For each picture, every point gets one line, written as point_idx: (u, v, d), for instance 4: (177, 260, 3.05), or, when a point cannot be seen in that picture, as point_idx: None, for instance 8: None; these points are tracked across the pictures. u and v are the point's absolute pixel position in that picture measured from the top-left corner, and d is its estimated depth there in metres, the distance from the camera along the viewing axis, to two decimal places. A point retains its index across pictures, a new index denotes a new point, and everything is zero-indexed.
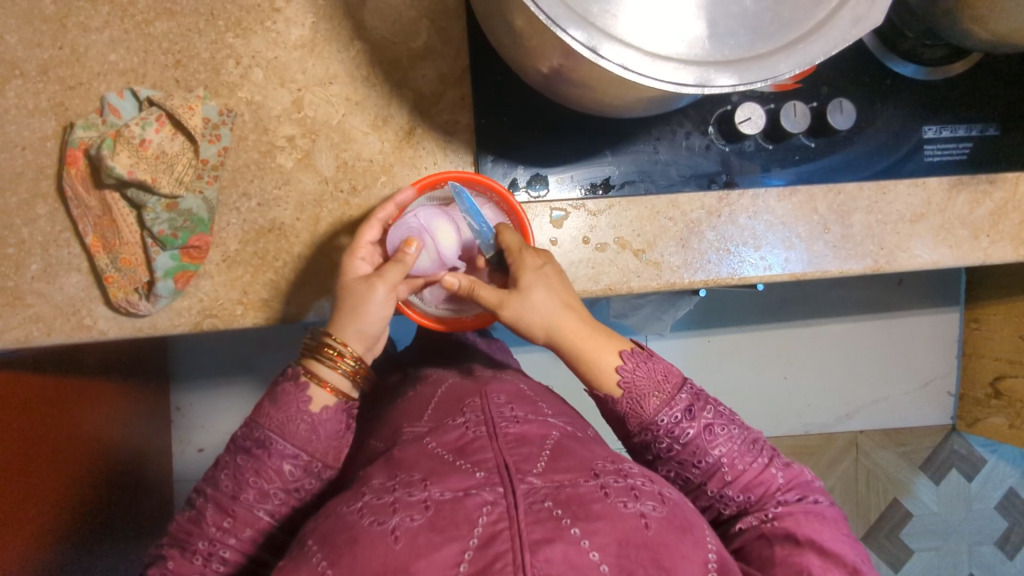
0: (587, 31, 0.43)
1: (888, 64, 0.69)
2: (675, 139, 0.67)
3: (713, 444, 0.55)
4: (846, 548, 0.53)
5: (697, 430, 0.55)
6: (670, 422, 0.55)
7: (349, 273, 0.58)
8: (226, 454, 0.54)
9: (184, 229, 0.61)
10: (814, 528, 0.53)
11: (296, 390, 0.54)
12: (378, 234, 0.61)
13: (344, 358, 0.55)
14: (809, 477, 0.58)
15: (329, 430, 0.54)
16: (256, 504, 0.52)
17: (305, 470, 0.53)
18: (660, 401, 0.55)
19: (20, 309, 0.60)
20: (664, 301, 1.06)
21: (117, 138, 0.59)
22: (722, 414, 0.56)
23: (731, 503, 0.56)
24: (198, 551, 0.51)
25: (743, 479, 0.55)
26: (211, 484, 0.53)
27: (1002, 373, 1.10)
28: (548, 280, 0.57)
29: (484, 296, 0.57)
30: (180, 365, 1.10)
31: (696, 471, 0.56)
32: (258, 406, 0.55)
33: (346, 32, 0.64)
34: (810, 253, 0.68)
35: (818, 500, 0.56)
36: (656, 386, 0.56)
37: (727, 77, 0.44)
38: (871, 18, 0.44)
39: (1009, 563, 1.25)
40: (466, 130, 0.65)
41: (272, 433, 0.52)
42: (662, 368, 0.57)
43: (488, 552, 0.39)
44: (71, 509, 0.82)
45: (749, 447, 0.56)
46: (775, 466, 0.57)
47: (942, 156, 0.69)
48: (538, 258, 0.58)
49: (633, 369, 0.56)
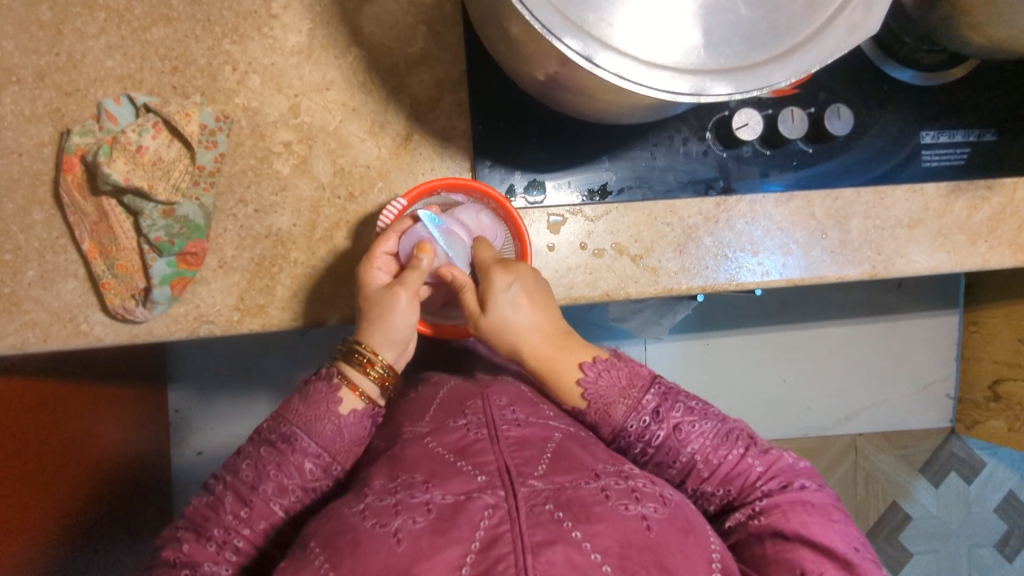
0: (582, 40, 0.43)
1: (885, 69, 0.69)
2: (673, 145, 0.67)
3: (685, 443, 0.55)
4: (834, 538, 0.52)
5: (666, 431, 0.55)
6: (639, 426, 0.55)
7: (368, 285, 0.59)
8: (250, 444, 0.55)
9: (180, 236, 0.61)
10: (801, 520, 0.52)
11: (327, 391, 0.55)
12: (394, 243, 0.60)
13: (374, 365, 0.57)
14: (791, 460, 0.57)
15: (353, 435, 0.55)
16: (274, 497, 0.52)
17: (325, 471, 0.54)
18: (626, 406, 0.56)
19: (17, 315, 0.60)
20: (662, 306, 1.07)
21: (114, 145, 0.59)
22: (692, 410, 0.56)
23: (714, 498, 0.56)
24: (212, 537, 0.51)
25: (721, 473, 0.55)
26: (231, 472, 0.54)
27: (1001, 376, 1.10)
28: (515, 302, 0.57)
29: (467, 301, 0.59)
30: (180, 368, 1.11)
31: (674, 471, 0.56)
32: (287, 402, 0.56)
33: (343, 37, 0.64)
34: (807, 259, 0.68)
35: (804, 486, 0.56)
36: (621, 393, 0.56)
37: (723, 86, 0.44)
38: (868, 26, 0.44)
39: (1008, 566, 1.24)
40: (462, 136, 0.65)
41: (299, 429, 0.54)
42: (626, 373, 0.57)
43: (490, 555, 0.39)
44: (68, 512, 0.81)
45: (723, 439, 0.56)
46: (752, 455, 0.56)
47: (940, 162, 0.69)
48: (506, 277, 0.57)
49: (594, 379, 0.57)
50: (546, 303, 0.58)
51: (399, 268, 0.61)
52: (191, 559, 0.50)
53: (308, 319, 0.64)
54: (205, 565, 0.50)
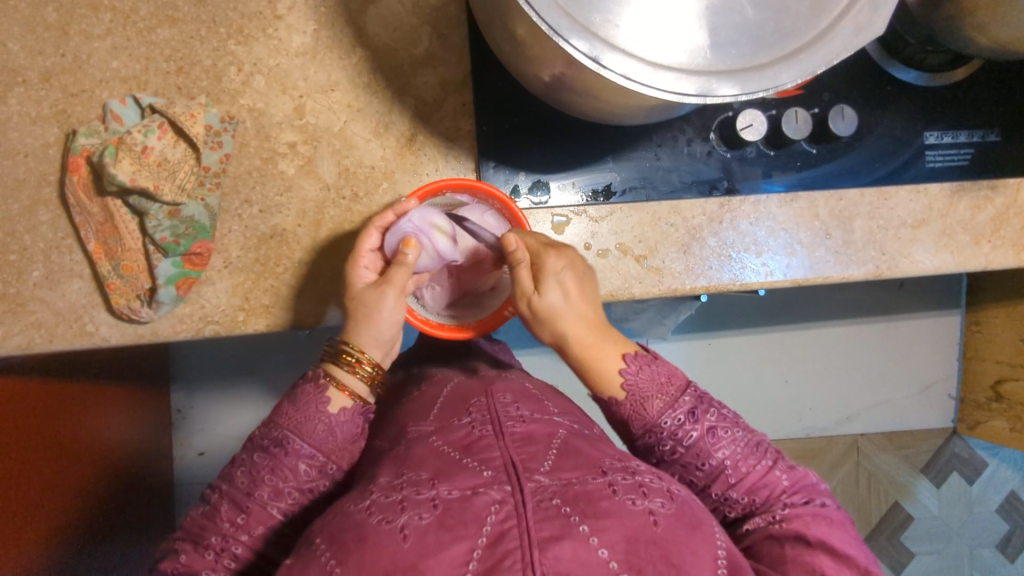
0: (589, 41, 0.43)
1: (890, 69, 0.69)
2: (677, 146, 0.67)
3: (717, 447, 0.55)
4: (855, 550, 0.53)
5: (700, 432, 0.55)
6: (673, 424, 0.55)
7: (355, 284, 0.59)
8: (243, 452, 0.55)
9: (186, 236, 0.61)
10: (823, 530, 0.53)
11: (315, 392, 0.55)
12: (375, 239, 0.60)
13: (361, 364, 0.57)
14: (814, 479, 0.57)
15: (346, 433, 0.55)
16: (270, 501, 0.52)
17: (321, 471, 0.54)
18: (663, 403, 0.55)
19: (22, 316, 0.60)
20: (665, 307, 1.07)
21: (119, 146, 0.59)
22: (726, 417, 0.56)
23: (736, 506, 0.55)
24: (210, 546, 0.51)
25: (747, 481, 0.55)
26: (226, 481, 0.54)
27: (1002, 376, 1.10)
28: (566, 287, 0.58)
29: (523, 277, 0.58)
30: (182, 369, 1.11)
31: (700, 474, 0.55)
32: (277, 407, 0.56)
33: (348, 38, 0.64)
34: (811, 259, 0.68)
35: (825, 504, 0.56)
36: (659, 389, 0.56)
37: (729, 87, 0.44)
38: (874, 27, 0.44)
39: (1010, 566, 1.25)
40: (467, 137, 0.65)
41: (290, 432, 0.54)
42: (666, 371, 0.57)
43: (496, 550, 0.39)
44: (73, 511, 0.81)
45: (752, 449, 0.56)
46: (780, 469, 0.56)
47: (944, 162, 0.69)
48: (559, 262, 0.58)
49: (636, 372, 0.57)
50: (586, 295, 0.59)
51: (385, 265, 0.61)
52: (190, 570, 0.50)
53: (313, 319, 0.64)
54: None
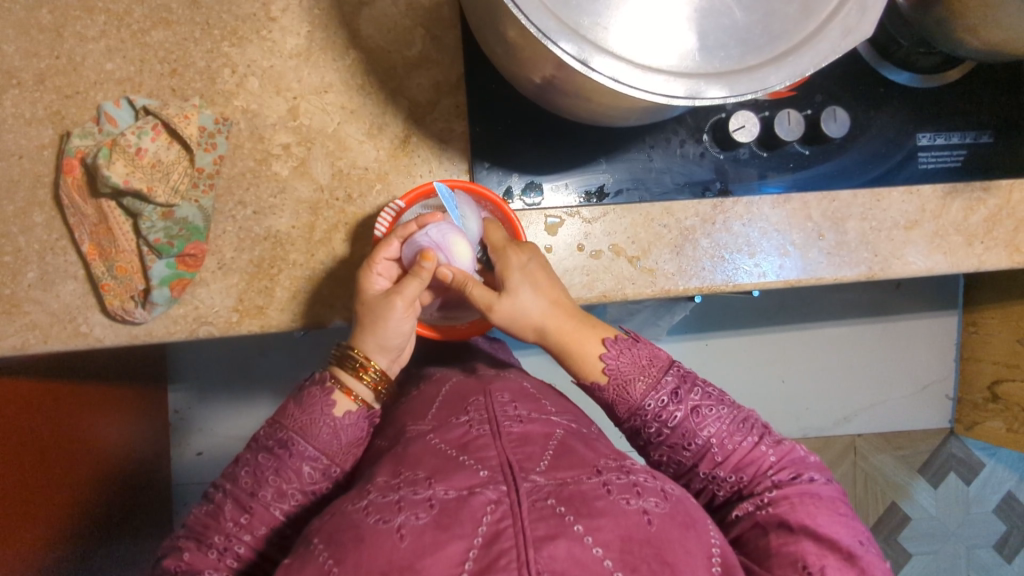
0: (577, 43, 0.44)
1: (882, 71, 0.69)
2: (670, 147, 0.68)
3: (702, 426, 0.56)
4: (840, 530, 0.52)
5: (684, 413, 0.56)
6: (657, 406, 0.56)
7: (367, 290, 0.59)
8: (248, 451, 0.55)
9: (180, 237, 0.61)
10: (807, 511, 0.53)
11: (322, 394, 0.56)
12: (395, 249, 0.59)
13: (367, 370, 0.58)
14: (803, 453, 0.58)
15: (350, 437, 0.56)
16: (274, 502, 0.53)
17: (324, 474, 0.54)
18: (646, 385, 0.57)
19: (17, 317, 0.61)
20: (660, 307, 1.08)
21: (113, 148, 0.59)
22: (711, 395, 0.57)
23: (724, 484, 0.56)
24: (214, 545, 0.51)
25: (734, 459, 0.56)
26: (231, 480, 0.54)
27: (999, 377, 1.10)
28: (533, 278, 0.59)
29: (476, 296, 0.58)
30: (179, 369, 1.11)
31: (688, 454, 0.56)
32: (283, 408, 0.57)
33: (341, 41, 0.64)
34: (804, 260, 0.68)
35: (813, 479, 0.56)
36: (641, 371, 0.57)
37: (717, 90, 0.45)
38: (861, 31, 0.44)
39: (1008, 566, 1.24)
40: (460, 138, 0.66)
41: (295, 434, 0.54)
42: (647, 354, 0.58)
43: (492, 550, 0.39)
44: (70, 510, 0.82)
45: (738, 426, 0.57)
46: (765, 444, 0.57)
47: (937, 163, 0.70)
48: (522, 254, 0.59)
49: (615, 357, 0.58)
50: (558, 285, 0.60)
51: (401, 274, 0.61)
52: (193, 568, 0.50)
53: (307, 319, 0.64)
54: (206, 572, 0.50)
